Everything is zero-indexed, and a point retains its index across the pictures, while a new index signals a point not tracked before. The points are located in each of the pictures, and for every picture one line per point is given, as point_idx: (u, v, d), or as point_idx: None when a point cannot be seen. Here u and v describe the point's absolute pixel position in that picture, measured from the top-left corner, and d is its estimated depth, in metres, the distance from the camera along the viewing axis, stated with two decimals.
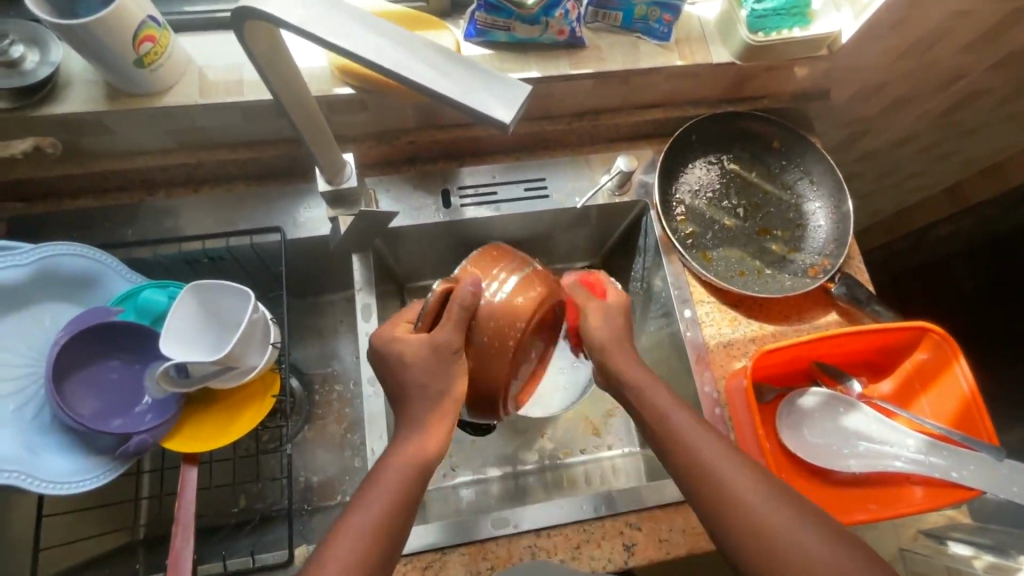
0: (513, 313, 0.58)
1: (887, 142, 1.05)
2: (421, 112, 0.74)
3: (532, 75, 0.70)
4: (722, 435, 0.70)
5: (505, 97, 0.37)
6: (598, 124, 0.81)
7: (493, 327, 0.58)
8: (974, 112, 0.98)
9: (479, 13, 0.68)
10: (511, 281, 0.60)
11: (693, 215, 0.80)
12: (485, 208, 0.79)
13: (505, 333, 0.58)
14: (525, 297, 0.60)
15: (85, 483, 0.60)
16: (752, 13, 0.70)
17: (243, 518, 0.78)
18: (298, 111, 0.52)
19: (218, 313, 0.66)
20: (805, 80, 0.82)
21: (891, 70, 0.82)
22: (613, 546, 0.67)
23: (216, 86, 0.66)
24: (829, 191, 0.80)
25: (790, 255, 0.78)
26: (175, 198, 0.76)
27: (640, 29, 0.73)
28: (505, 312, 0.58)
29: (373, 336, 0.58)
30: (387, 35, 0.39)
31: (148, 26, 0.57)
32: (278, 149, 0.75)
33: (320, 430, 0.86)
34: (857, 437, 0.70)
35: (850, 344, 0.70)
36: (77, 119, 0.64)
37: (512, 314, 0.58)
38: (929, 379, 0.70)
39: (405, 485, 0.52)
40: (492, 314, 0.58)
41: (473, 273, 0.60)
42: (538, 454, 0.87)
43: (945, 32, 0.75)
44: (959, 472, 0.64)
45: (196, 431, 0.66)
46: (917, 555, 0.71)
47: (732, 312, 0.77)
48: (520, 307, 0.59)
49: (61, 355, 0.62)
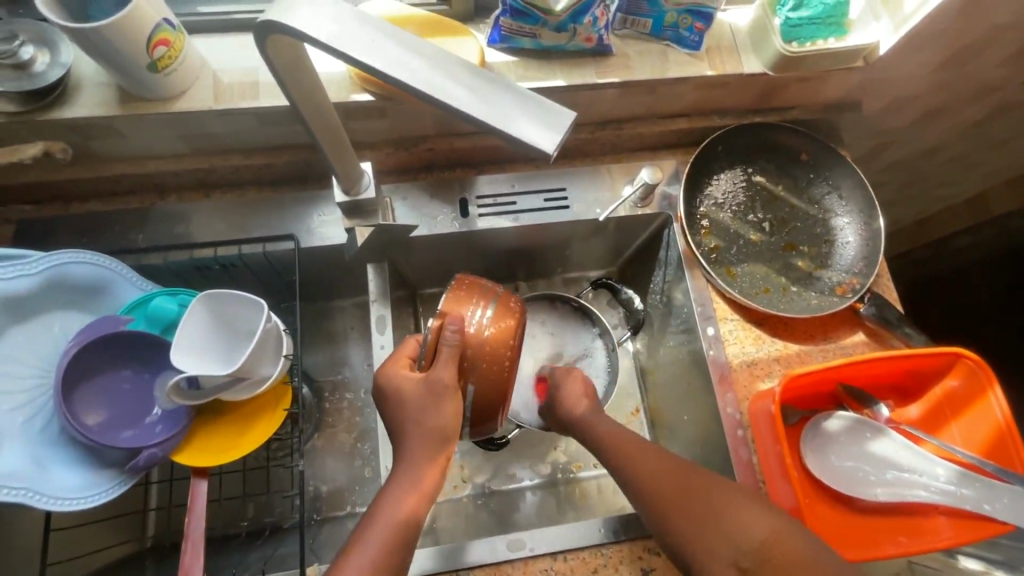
0: (501, 339, 0.56)
1: (914, 153, 1.03)
2: (440, 119, 0.72)
3: (557, 83, 0.68)
4: (744, 458, 0.69)
5: (546, 126, 0.36)
6: (621, 133, 0.78)
7: (485, 357, 0.55)
8: (1007, 125, 0.95)
9: (504, 18, 0.65)
10: (491, 309, 0.57)
11: (717, 229, 0.78)
12: (503, 218, 0.77)
13: (496, 362, 0.56)
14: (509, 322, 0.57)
15: (94, 498, 0.59)
16: (786, 22, 0.67)
17: (254, 529, 0.77)
18: (319, 122, 0.50)
19: (231, 323, 0.65)
20: (837, 91, 0.79)
21: (926, 82, 0.79)
22: (630, 570, 0.65)
23: (231, 90, 0.64)
24: (858, 206, 0.77)
25: (817, 272, 0.76)
26: (186, 203, 0.74)
27: (669, 37, 0.70)
28: (492, 343, 0.56)
29: (377, 377, 0.58)
30: (421, 54, 0.37)
31: (162, 29, 0.55)
32: (293, 154, 0.73)
33: (329, 439, 0.85)
34: (885, 464, 0.68)
35: (879, 368, 0.68)
36: (87, 123, 0.62)
37: (500, 343, 0.56)
38: (960, 407, 0.68)
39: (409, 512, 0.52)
40: (480, 346, 0.55)
41: (457, 304, 0.57)
42: (551, 467, 0.85)
43: (987, 45, 0.72)
44: (990, 505, 0.62)
45: (206, 444, 0.64)
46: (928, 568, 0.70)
47: (755, 329, 0.75)
48: (507, 331, 0.56)
49: (70, 366, 0.61)
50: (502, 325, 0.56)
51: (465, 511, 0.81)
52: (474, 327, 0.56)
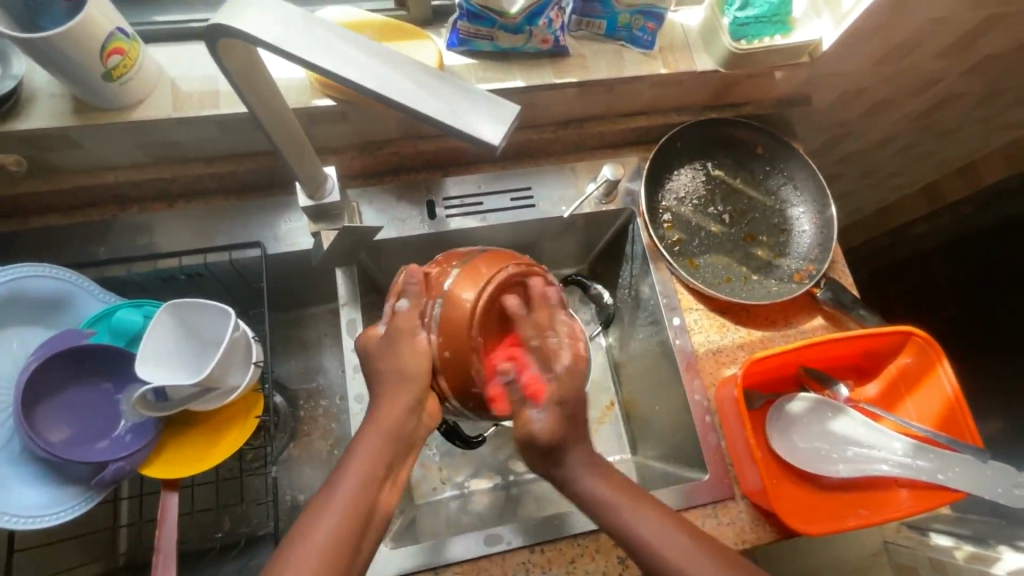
0: (446, 335, 0.53)
1: (867, 144, 1.07)
2: (403, 123, 0.73)
3: (516, 84, 0.69)
4: (713, 443, 0.71)
5: (493, 117, 0.37)
6: (583, 132, 0.80)
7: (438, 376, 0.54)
8: (951, 115, 0.99)
9: (461, 22, 0.67)
10: (474, 267, 0.56)
11: (679, 222, 0.80)
12: (470, 219, 0.78)
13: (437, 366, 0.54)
14: (463, 299, 0.54)
15: (58, 516, 0.58)
16: (734, 20, 0.70)
17: (229, 541, 0.76)
18: (277, 127, 0.50)
19: (198, 332, 0.63)
20: (786, 87, 0.83)
21: (870, 74, 0.83)
22: (606, 558, 0.66)
23: (190, 98, 0.64)
24: (813, 196, 0.80)
25: (776, 260, 0.79)
26: (148, 213, 0.73)
27: (623, 37, 0.73)
28: (461, 331, 0.53)
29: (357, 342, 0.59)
30: (370, 53, 0.38)
31: (116, 38, 0.55)
32: (256, 161, 0.73)
33: (305, 448, 0.84)
34: (845, 442, 0.71)
35: (837, 350, 0.70)
36: (42, 134, 0.61)
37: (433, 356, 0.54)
38: (913, 382, 0.71)
39: (348, 521, 0.46)
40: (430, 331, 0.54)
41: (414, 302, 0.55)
42: (529, 463, 0.86)
43: (922, 39, 0.76)
44: (944, 474, 0.65)
45: (175, 455, 0.63)
46: (900, 547, 0.78)
47: (720, 318, 0.77)
48: (449, 328, 0.53)
49: (31, 382, 0.59)
50: (501, 301, 0.55)
51: (444, 512, 0.81)
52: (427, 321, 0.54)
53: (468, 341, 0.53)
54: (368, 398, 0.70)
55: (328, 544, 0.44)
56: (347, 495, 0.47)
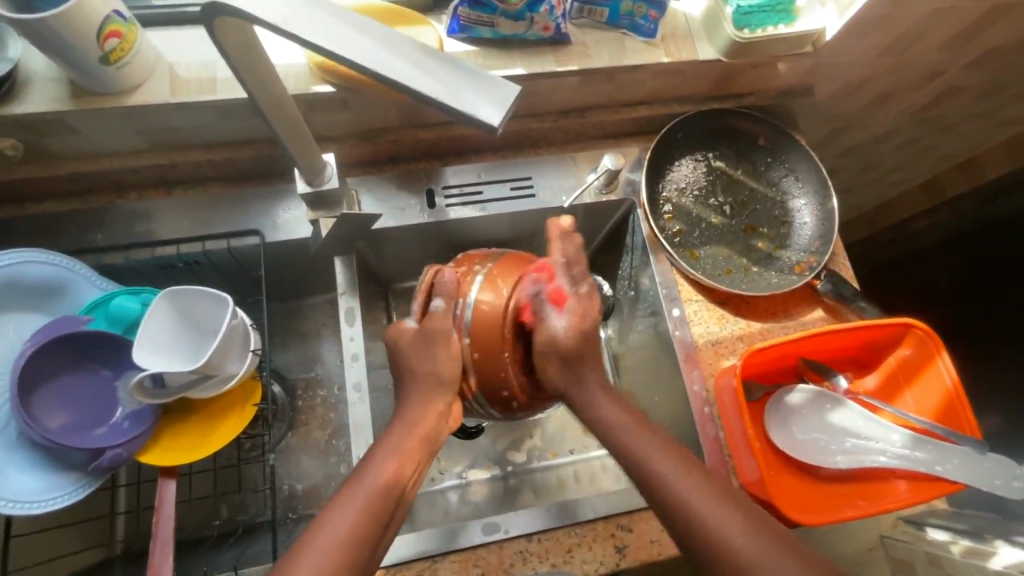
0: (483, 328, 0.58)
1: (869, 138, 1.06)
2: (403, 111, 0.72)
3: (517, 72, 0.69)
4: (711, 434, 0.71)
5: (493, 98, 0.36)
6: (583, 122, 0.80)
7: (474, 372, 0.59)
8: (954, 108, 0.99)
9: (462, 8, 0.66)
10: (494, 275, 0.60)
11: (680, 213, 0.80)
12: (469, 208, 0.78)
13: (476, 362, 0.59)
14: (488, 298, 0.59)
15: (56, 502, 0.58)
16: (737, 9, 0.69)
17: (226, 530, 0.76)
18: (275, 111, 0.49)
19: (195, 319, 0.63)
20: (789, 78, 0.82)
21: (874, 65, 0.82)
22: (604, 548, 0.66)
23: (188, 84, 0.63)
24: (814, 187, 0.80)
25: (776, 252, 0.79)
26: (146, 200, 0.73)
27: (625, 26, 0.72)
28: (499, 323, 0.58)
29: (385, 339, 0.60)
30: (369, 33, 0.38)
31: (112, 21, 0.55)
32: (254, 148, 0.72)
33: (303, 437, 0.84)
34: (843, 433, 0.71)
35: (836, 341, 0.70)
36: (38, 118, 0.61)
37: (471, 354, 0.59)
38: (912, 374, 0.71)
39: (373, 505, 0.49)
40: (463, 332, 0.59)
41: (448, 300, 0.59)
42: (527, 454, 0.85)
43: (926, 30, 0.76)
44: (942, 465, 0.65)
45: (173, 442, 0.63)
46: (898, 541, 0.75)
47: (719, 310, 0.77)
48: (485, 326, 0.58)
49: (27, 367, 0.59)
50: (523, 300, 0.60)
51: (442, 503, 0.81)
52: (462, 318, 0.59)
53: (501, 338, 0.58)
54: (366, 386, 0.70)
55: (353, 529, 0.47)
56: (380, 474, 0.50)
